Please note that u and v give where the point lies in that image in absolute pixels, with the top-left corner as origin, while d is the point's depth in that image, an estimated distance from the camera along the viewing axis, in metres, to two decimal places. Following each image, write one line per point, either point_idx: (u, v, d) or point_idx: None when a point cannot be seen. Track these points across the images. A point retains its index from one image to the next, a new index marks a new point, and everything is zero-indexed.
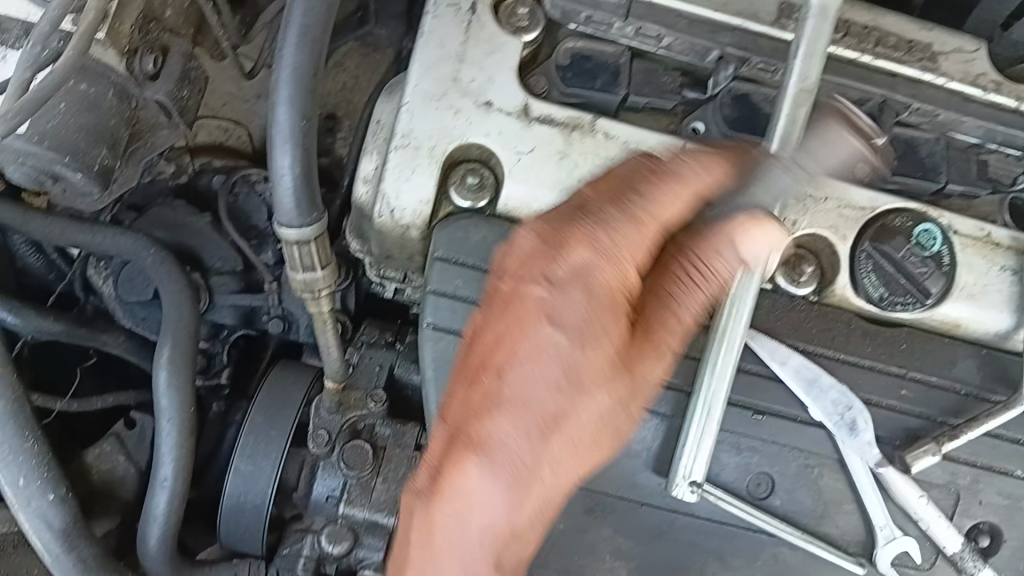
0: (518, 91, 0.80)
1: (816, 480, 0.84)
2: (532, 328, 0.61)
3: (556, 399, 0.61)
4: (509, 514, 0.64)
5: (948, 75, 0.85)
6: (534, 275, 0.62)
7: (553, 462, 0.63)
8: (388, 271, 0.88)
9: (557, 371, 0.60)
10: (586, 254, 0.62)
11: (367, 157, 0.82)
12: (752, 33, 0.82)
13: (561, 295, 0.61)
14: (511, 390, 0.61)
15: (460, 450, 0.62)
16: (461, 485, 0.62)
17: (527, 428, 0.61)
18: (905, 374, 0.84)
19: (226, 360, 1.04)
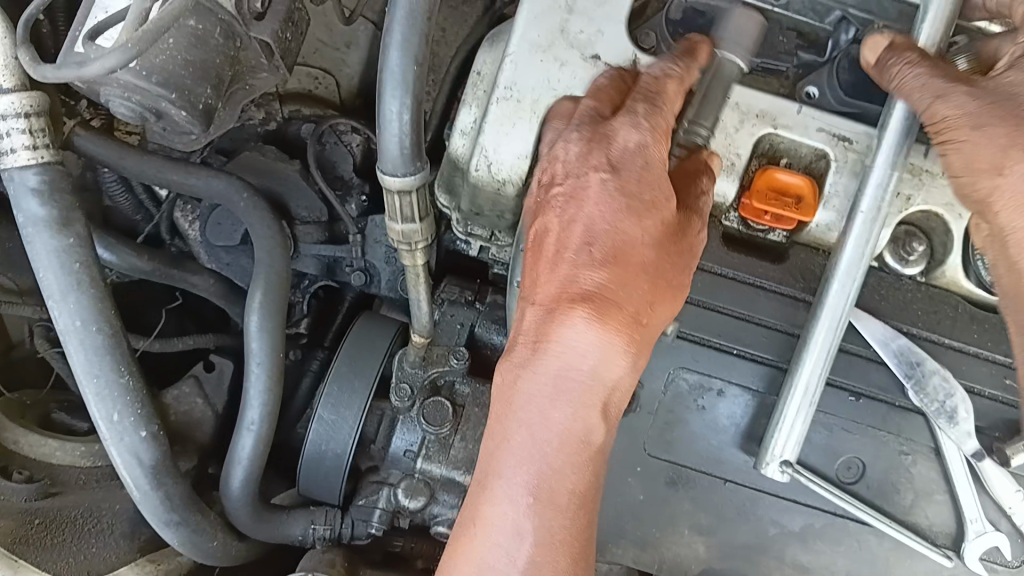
0: (627, 44, 0.75)
1: (908, 468, 0.80)
2: (599, 199, 0.64)
3: (637, 250, 0.64)
4: (607, 373, 0.64)
5: None
6: (592, 163, 0.65)
7: (647, 315, 0.65)
8: (475, 228, 0.85)
9: (633, 223, 0.63)
10: (636, 132, 0.64)
11: (466, 108, 0.80)
12: None
13: (622, 169, 0.64)
14: (595, 250, 0.64)
15: (559, 314, 0.64)
16: (555, 344, 0.64)
17: (617, 279, 0.64)
18: (1012, 365, 0.79)
19: (306, 310, 1.04)
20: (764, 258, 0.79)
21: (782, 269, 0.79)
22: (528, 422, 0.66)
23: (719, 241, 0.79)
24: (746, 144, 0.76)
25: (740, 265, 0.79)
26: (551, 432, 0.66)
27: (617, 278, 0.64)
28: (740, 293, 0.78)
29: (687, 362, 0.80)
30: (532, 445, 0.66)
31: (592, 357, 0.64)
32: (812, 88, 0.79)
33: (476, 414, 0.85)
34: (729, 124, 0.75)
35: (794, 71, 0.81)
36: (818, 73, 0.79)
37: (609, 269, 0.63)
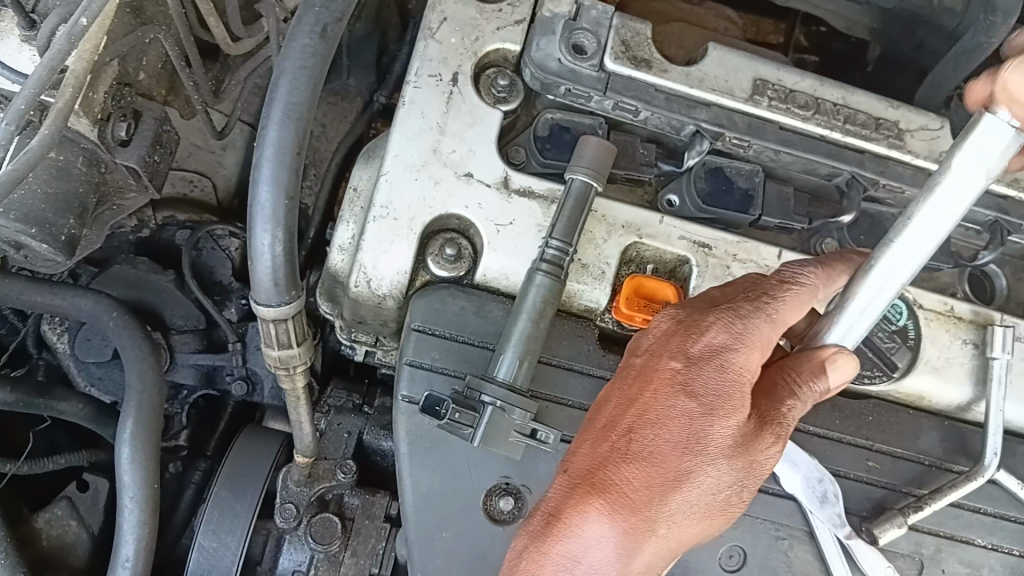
0: (498, 162, 0.79)
1: (787, 552, 0.82)
2: (669, 397, 0.64)
3: (683, 458, 0.63)
4: (579, 563, 0.62)
5: (914, 153, 0.85)
6: (670, 351, 0.66)
7: (670, 519, 0.63)
8: (359, 334, 0.85)
9: (688, 430, 0.63)
10: (722, 335, 0.65)
11: (343, 225, 0.81)
12: (726, 109, 0.83)
13: (696, 370, 0.64)
14: (642, 445, 0.63)
15: (579, 500, 0.62)
16: (595, 538, 0.62)
17: (647, 479, 0.63)
18: (872, 445, 0.84)
19: (185, 422, 1.00)
20: None
21: None
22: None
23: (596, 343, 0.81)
24: (613, 254, 0.80)
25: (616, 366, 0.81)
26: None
27: (669, 476, 0.63)
28: None
29: None
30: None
31: (652, 550, 0.64)
32: (672, 196, 0.85)
33: (367, 527, 0.85)
34: (599, 236, 0.80)
35: (656, 180, 0.86)
36: (678, 183, 0.85)
37: (690, 469, 0.63)
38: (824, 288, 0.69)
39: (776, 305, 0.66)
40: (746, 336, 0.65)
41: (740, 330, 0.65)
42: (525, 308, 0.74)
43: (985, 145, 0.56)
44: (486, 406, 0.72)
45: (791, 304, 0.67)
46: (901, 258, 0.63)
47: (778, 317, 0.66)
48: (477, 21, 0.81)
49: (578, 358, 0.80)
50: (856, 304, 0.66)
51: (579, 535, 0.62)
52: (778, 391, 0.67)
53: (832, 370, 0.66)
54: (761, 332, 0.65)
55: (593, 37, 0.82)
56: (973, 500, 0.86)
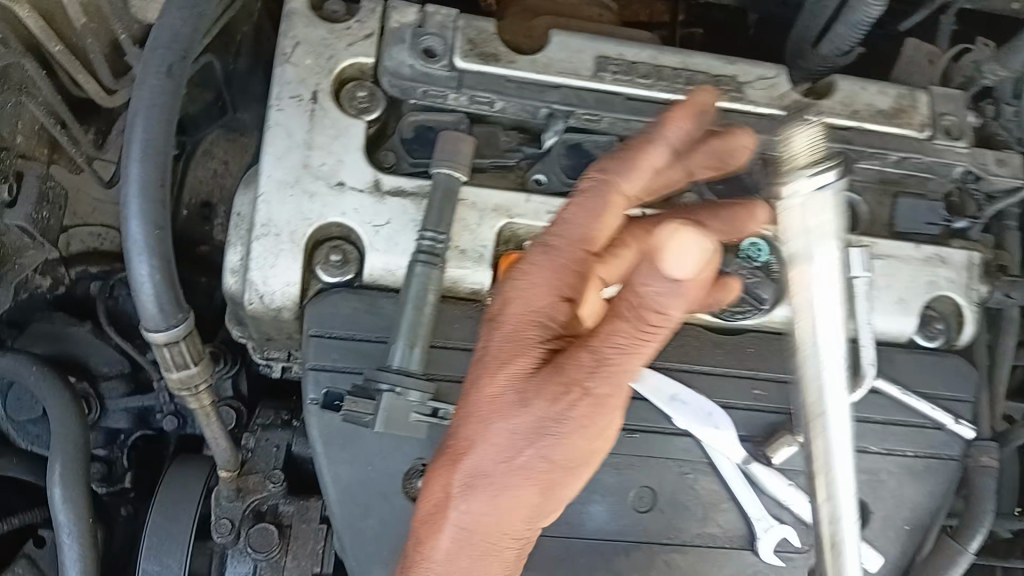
0: (367, 168, 0.84)
1: (693, 485, 0.89)
2: (473, 366, 0.69)
3: (487, 421, 0.67)
4: (438, 537, 0.70)
5: (755, 102, 0.92)
6: (485, 317, 0.71)
7: (505, 471, 0.67)
8: (271, 351, 0.93)
9: (483, 392, 0.67)
10: (502, 289, 0.69)
11: (231, 248, 0.85)
12: (575, 88, 0.89)
13: (489, 330, 0.69)
14: (460, 419, 0.69)
15: (430, 483, 0.71)
16: (444, 513, 0.70)
17: (470, 446, 0.68)
18: (756, 374, 0.91)
19: (128, 464, 1.05)
20: None
21: None
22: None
23: None
24: (488, 236, 0.86)
25: None
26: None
27: (484, 437, 0.67)
28: None
29: None
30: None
31: (497, 508, 0.68)
32: (540, 175, 0.90)
33: (305, 530, 0.90)
34: (472, 221, 0.86)
35: (523, 163, 0.91)
36: (544, 162, 0.90)
37: (496, 425, 0.67)
38: (628, 169, 0.68)
39: (561, 235, 0.68)
40: (525, 280, 0.68)
41: (513, 277, 0.68)
42: (408, 299, 0.80)
43: (816, 218, 0.56)
44: (385, 393, 0.77)
45: (564, 220, 0.68)
46: (833, 417, 0.61)
47: (545, 244, 0.68)
48: (328, 40, 0.86)
49: (472, 338, 0.85)
50: (810, 383, 0.61)
51: (434, 515, 0.70)
52: (630, 298, 0.63)
53: (668, 257, 0.59)
54: (545, 258, 0.67)
55: (441, 39, 0.88)
56: (863, 411, 0.91)
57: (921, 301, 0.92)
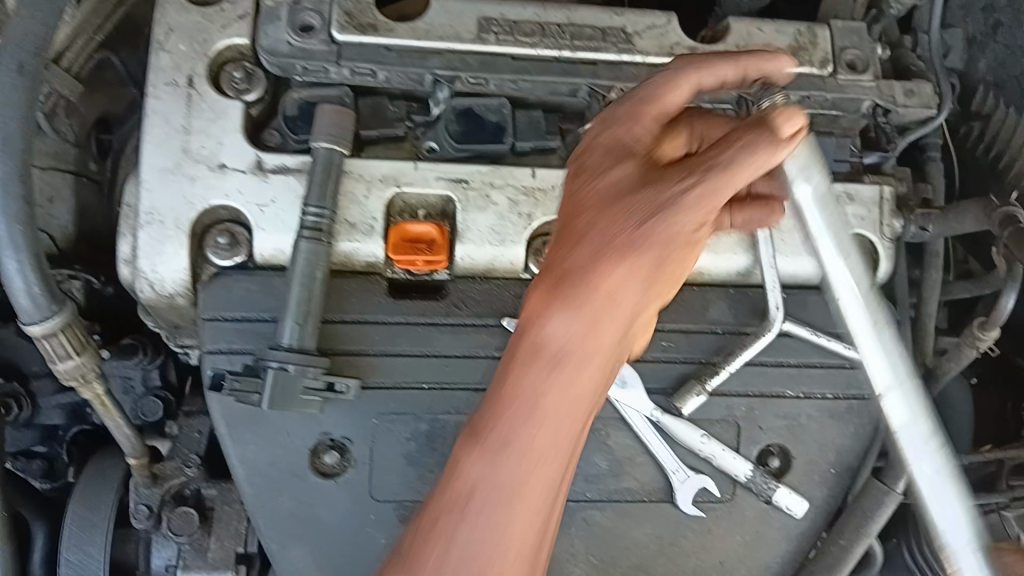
0: (247, 148, 0.84)
1: (605, 441, 0.88)
2: (560, 248, 0.67)
3: (564, 305, 0.64)
4: (490, 464, 0.62)
5: (645, 52, 0.90)
6: (570, 202, 0.69)
7: (575, 371, 0.64)
8: (185, 339, 0.94)
9: (572, 274, 0.65)
10: (586, 171, 0.69)
11: (122, 239, 0.85)
12: (457, 53, 0.88)
13: (581, 207, 0.67)
14: (533, 314, 0.65)
15: (489, 402, 0.64)
16: (469, 469, 0.63)
17: (555, 338, 0.64)
18: (662, 327, 0.89)
19: (68, 460, 1.07)
20: (429, 297, 0.87)
21: (447, 302, 0.87)
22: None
23: (385, 293, 0.86)
24: (377, 208, 0.85)
25: (409, 310, 0.86)
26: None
27: (563, 321, 0.64)
28: (414, 331, 0.85)
29: (383, 408, 0.85)
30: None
31: (531, 461, 0.63)
32: (431, 143, 0.89)
33: (229, 511, 0.92)
34: (359, 194, 0.85)
35: (413, 131, 0.90)
36: (434, 129, 0.90)
37: (587, 302, 0.64)
38: (705, 72, 0.70)
39: (616, 145, 0.69)
40: (599, 195, 0.67)
41: (613, 151, 0.68)
42: (295, 275, 0.79)
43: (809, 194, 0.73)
44: (273, 370, 0.77)
45: (625, 115, 0.69)
46: (879, 365, 0.73)
47: (621, 119, 0.69)
48: (202, 25, 0.86)
49: (369, 311, 0.85)
50: (857, 328, 0.74)
51: (452, 477, 0.63)
52: (721, 160, 0.64)
53: (783, 123, 0.64)
54: (636, 133, 0.69)
55: (317, 14, 0.87)
56: (775, 356, 0.90)
57: None
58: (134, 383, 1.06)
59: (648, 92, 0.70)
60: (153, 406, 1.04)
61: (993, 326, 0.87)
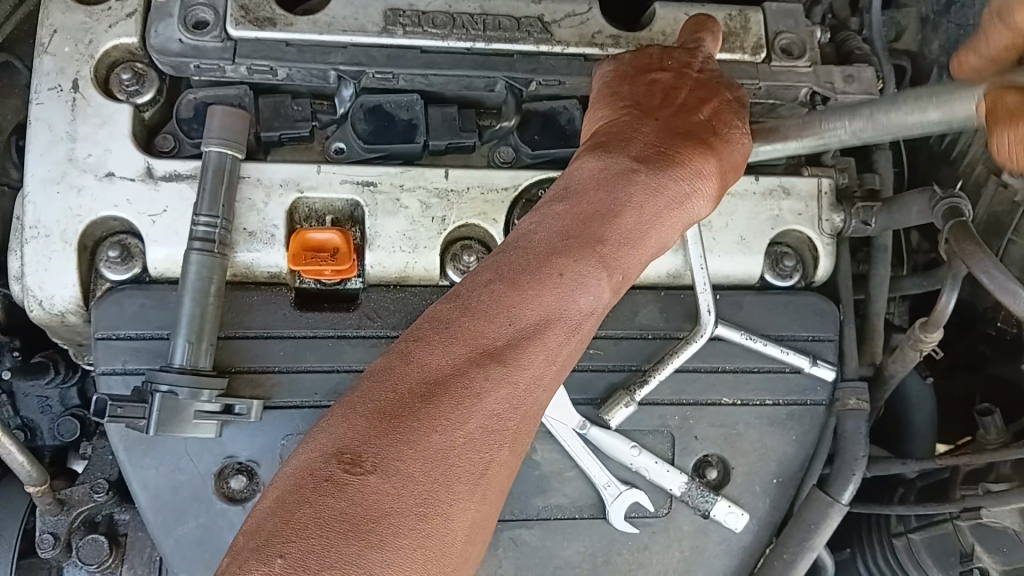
0: (137, 154, 0.79)
1: (532, 456, 0.82)
2: (682, 145, 0.71)
3: (681, 205, 0.69)
4: (563, 342, 0.62)
5: (564, 42, 0.86)
6: (669, 115, 0.73)
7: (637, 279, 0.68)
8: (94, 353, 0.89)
9: (696, 178, 0.70)
10: (692, 99, 0.74)
11: (11, 255, 0.79)
12: (363, 47, 0.83)
13: (687, 122, 0.73)
14: (660, 198, 0.68)
15: (593, 265, 0.63)
16: (552, 334, 0.61)
17: (658, 234, 0.68)
18: (590, 333, 0.84)
19: None
20: (339, 308, 0.82)
21: (357, 314, 0.81)
22: (510, 456, 0.58)
23: (292, 305, 0.81)
24: (278, 215, 0.80)
25: (317, 321, 0.81)
26: (434, 444, 0.54)
27: (670, 225, 0.69)
28: (322, 345, 0.81)
29: (291, 428, 0.80)
30: (405, 477, 0.52)
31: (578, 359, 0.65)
32: (340, 143, 0.85)
33: (140, 537, 0.88)
34: (258, 200, 0.79)
35: (322, 131, 0.85)
36: (342, 129, 0.85)
37: (686, 214, 0.70)
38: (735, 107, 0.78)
39: (716, 99, 0.75)
40: (712, 132, 0.73)
41: (713, 92, 0.75)
42: (188, 288, 0.74)
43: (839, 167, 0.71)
44: (162, 395, 0.72)
45: (715, 75, 0.77)
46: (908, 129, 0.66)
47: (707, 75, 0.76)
48: (87, 24, 0.81)
49: (274, 324, 0.80)
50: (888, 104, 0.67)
51: (536, 336, 0.60)
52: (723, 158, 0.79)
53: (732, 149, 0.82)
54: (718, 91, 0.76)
55: (211, 8, 0.81)
56: (709, 361, 0.85)
57: (764, 237, 0.86)
58: (51, 403, 0.99)
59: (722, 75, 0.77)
60: (70, 426, 0.98)
61: (932, 326, 0.81)
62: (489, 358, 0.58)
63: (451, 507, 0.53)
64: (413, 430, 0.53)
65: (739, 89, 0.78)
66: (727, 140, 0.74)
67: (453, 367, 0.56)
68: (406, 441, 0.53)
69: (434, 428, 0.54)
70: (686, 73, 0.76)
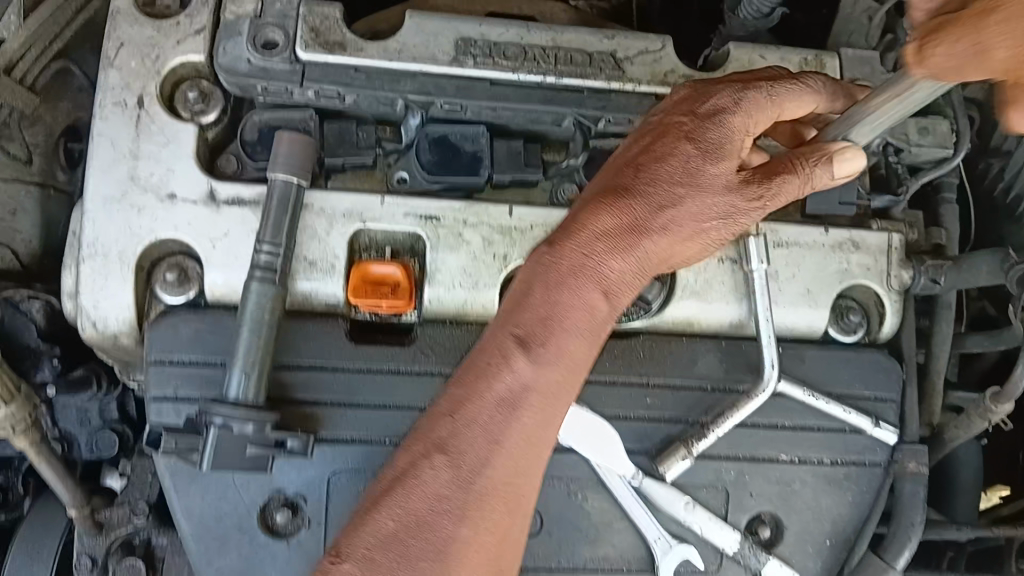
0: (200, 176, 0.77)
1: (583, 505, 0.81)
2: (592, 211, 0.72)
3: (607, 258, 0.71)
4: (498, 407, 0.69)
5: (636, 80, 0.84)
6: (612, 180, 0.75)
7: (572, 335, 0.70)
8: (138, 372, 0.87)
9: (608, 229, 0.72)
10: (640, 146, 0.75)
11: (65, 271, 0.78)
12: (433, 76, 0.81)
13: (620, 177, 0.74)
14: (565, 267, 0.71)
15: (500, 348, 0.69)
16: (481, 405, 0.68)
17: (584, 293, 0.71)
18: (649, 381, 0.82)
19: (25, 489, 0.91)
20: (395, 341, 0.80)
21: (413, 348, 0.80)
22: (480, 512, 0.67)
23: (346, 336, 0.79)
24: (339, 245, 0.79)
25: (371, 355, 0.79)
26: (420, 499, 0.67)
27: (598, 278, 0.71)
28: (377, 380, 0.79)
29: (340, 464, 0.78)
30: (402, 530, 0.66)
31: (540, 410, 0.70)
32: (403, 173, 0.83)
33: (177, 562, 0.85)
34: (320, 230, 0.78)
35: (385, 159, 0.84)
36: (406, 158, 0.83)
37: (620, 262, 0.72)
38: (787, 98, 0.74)
39: (675, 133, 0.73)
40: (650, 180, 0.73)
41: (697, 111, 0.74)
42: (246, 320, 0.73)
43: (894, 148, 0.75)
44: (214, 429, 0.71)
45: (717, 88, 0.74)
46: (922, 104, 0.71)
47: (711, 87, 0.75)
48: (154, 39, 0.79)
49: (328, 356, 0.78)
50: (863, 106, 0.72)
51: (467, 411, 0.68)
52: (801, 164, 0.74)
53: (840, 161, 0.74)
54: (711, 105, 0.73)
55: (281, 30, 0.80)
56: (769, 417, 0.83)
57: (831, 291, 0.84)
58: (91, 415, 0.97)
59: (706, 86, 0.76)
60: (109, 440, 0.96)
61: (1005, 399, 0.80)
62: (435, 450, 0.68)
63: (455, 534, 0.66)
64: (401, 493, 0.67)
65: (758, 92, 0.74)
66: (678, 176, 0.72)
67: (405, 464, 0.68)
68: (397, 504, 0.66)
69: (401, 501, 0.66)
70: (686, 101, 0.75)
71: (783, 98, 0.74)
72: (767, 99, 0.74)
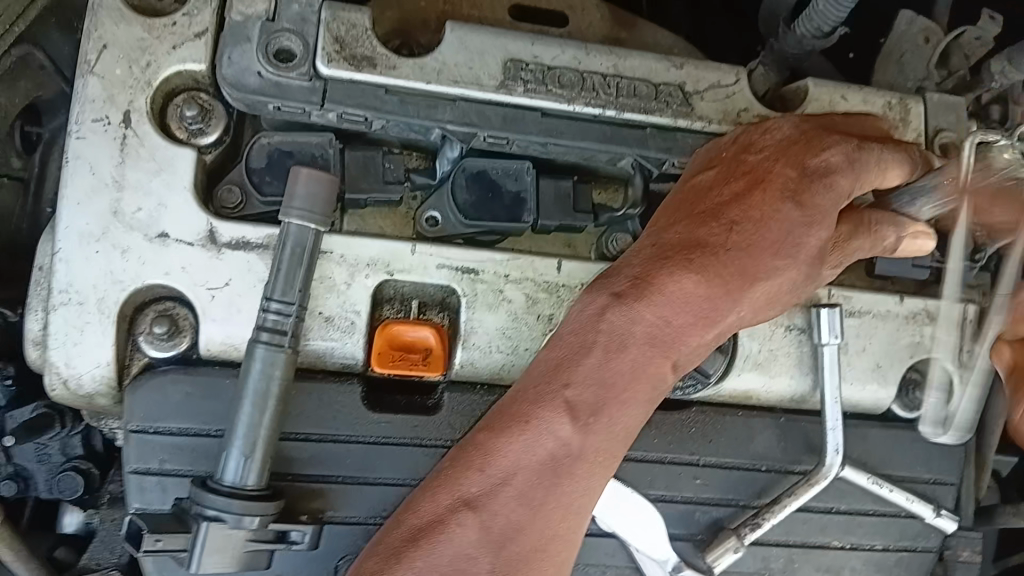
0: (198, 213, 0.65)
1: None
2: (675, 260, 0.63)
3: (686, 318, 0.63)
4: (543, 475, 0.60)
5: (706, 118, 0.73)
6: (693, 221, 0.65)
7: (636, 405, 0.62)
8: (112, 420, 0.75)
9: (692, 283, 0.63)
10: (733, 188, 0.66)
11: (30, 315, 0.65)
12: (475, 102, 0.69)
13: (705, 224, 0.65)
14: (639, 323, 0.62)
15: (555, 405, 0.60)
16: (529, 469, 0.59)
17: (653, 357, 0.62)
18: (699, 461, 0.73)
19: None
20: (419, 409, 0.69)
21: (440, 419, 0.69)
22: None
23: (364, 403, 0.68)
24: (361, 299, 0.68)
25: (392, 425, 0.68)
26: (446, 557, 0.57)
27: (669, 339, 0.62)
28: (396, 455, 0.68)
29: (348, 549, 0.67)
30: None
31: (589, 482, 0.61)
32: (433, 213, 0.71)
33: None
34: (339, 280, 0.67)
35: (413, 195, 0.72)
36: (437, 196, 0.71)
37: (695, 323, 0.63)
38: (891, 168, 0.67)
39: (775, 185, 0.64)
40: (739, 239, 0.64)
41: (803, 160, 0.65)
42: (248, 392, 0.61)
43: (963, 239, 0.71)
44: (206, 521, 0.59)
45: (823, 141, 0.66)
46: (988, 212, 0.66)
47: (816, 135, 0.66)
48: (146, 42, 0.66)
49: (340, 428, 0.67)
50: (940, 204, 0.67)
51: (511, 474, 0.59)
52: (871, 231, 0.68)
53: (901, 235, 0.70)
54: (823, 159, 0.65)
55: (299, 38, 0.67)
56: (824, 501, 0.76)
57: (900, 366, 0.77)
58: (51, 451, 0.79)
59: (815, 131, 0.67)
60: (72, 483, 0.79)
61: None
62: (465, 506, 0.58)
63: None
64: (426, 548, 0.57)
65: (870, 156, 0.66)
66: (770, 232, 0.64)
67: (429, 517, 0.58)
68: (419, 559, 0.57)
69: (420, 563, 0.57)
70: (787, 144, 0.66)
71: (888, 164, 0.67)
72: (876, 165, 0.66)
